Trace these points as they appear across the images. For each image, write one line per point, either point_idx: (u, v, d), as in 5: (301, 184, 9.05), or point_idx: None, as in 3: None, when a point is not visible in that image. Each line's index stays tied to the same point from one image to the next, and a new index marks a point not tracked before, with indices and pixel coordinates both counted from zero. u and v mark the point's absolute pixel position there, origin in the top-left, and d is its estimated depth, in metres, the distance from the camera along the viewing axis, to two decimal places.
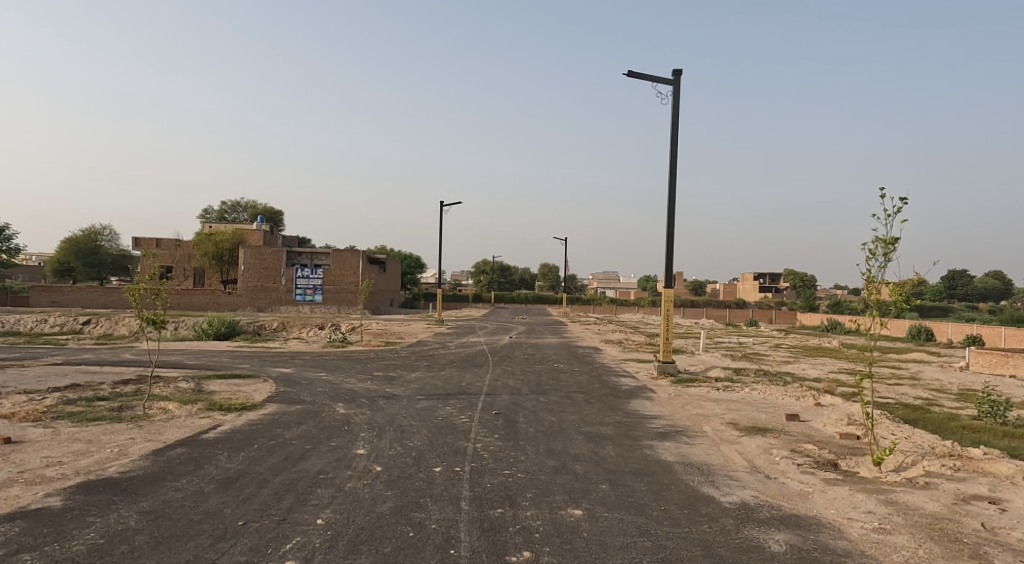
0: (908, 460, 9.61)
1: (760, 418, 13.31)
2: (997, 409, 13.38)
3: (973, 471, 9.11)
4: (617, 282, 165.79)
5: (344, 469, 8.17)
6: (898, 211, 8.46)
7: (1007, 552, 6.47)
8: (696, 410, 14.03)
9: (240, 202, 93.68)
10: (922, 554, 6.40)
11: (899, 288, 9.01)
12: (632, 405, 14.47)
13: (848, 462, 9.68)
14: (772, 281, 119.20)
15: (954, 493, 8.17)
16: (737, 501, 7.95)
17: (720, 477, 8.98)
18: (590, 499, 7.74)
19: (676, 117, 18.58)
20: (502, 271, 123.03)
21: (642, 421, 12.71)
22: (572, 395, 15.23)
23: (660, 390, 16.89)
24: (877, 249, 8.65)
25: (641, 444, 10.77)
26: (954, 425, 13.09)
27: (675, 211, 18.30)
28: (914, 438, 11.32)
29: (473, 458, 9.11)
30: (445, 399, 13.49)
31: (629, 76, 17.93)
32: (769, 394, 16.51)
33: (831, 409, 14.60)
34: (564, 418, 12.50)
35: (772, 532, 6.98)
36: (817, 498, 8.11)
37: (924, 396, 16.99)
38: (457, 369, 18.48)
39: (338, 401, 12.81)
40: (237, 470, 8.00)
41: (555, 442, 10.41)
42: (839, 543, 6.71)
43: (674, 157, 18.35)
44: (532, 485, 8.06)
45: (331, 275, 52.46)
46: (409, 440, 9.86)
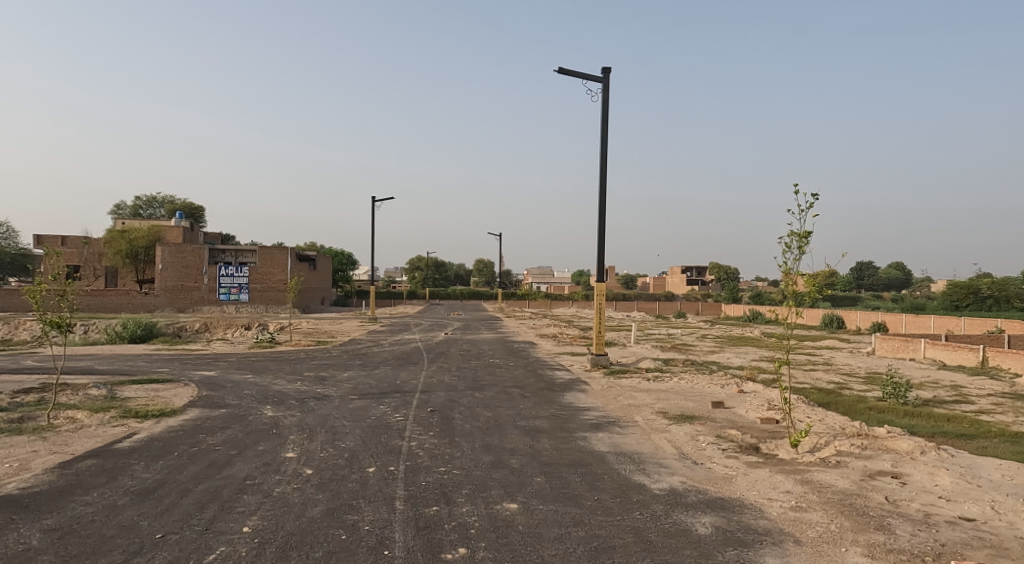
0: (821, 441, 10.21)
1: (687, 406, 13.81)
2: (898, 391, 14.37)
3: (878, 449, 9.76)
4: (550, 277, 167.54)
5: (272, 474, 7.96)
6: (810, 207, 8.97)
7: (907, 522, 6.96)
8: (628, 401, 14.40)
9: (155, 197, 89.63)
10: (834, 529, 6.83)
11: (813, 280, 9.51)
12: (567, 398, 14.70)
13: (768, 445, 10.19)
14: (699, 273, 123.06)
15: (861, 471, 8.74)
16: (666, 488, 8.25)
17: (651, 465, 9.28)
18: (526, 492, 7.85)
19: (606, 114, 18.95)
20: (436, 268, 122.11)
21: (576, 413, 12.95)
22: (508, 390, 15.35)
23: (593, 383, 17.21)
24: (792, 243, 9.16)
25: (575, 436, 10.97)
26: (862, 406, 13.97)
27: (605, 206, 18.70)
28: (827, 421, 12.03)
29: (408, 456, 9.07)
30: (379, 398, 13.33)
31: (559, 73, 18.25)
32: (696, 383, 17.15)
33: (752, 395, 15.32)
34: (500, 413, 12.61)
35: (698, 516, 7.27)
36: (740, 481, 8.49)
37: (836, 380, 18.06)
38: (391, 368, 18.28)
39: (265, 404, 12.42)
40: (155, 481, 7.66)
41: (491, 438, 10.47)
42: (761, 522, 7.07)
43: (603, 152, 18.76)
44: (468, 481, 8.11)
45: (257, 274, 51.15)
46: (341, 441, 9.70)
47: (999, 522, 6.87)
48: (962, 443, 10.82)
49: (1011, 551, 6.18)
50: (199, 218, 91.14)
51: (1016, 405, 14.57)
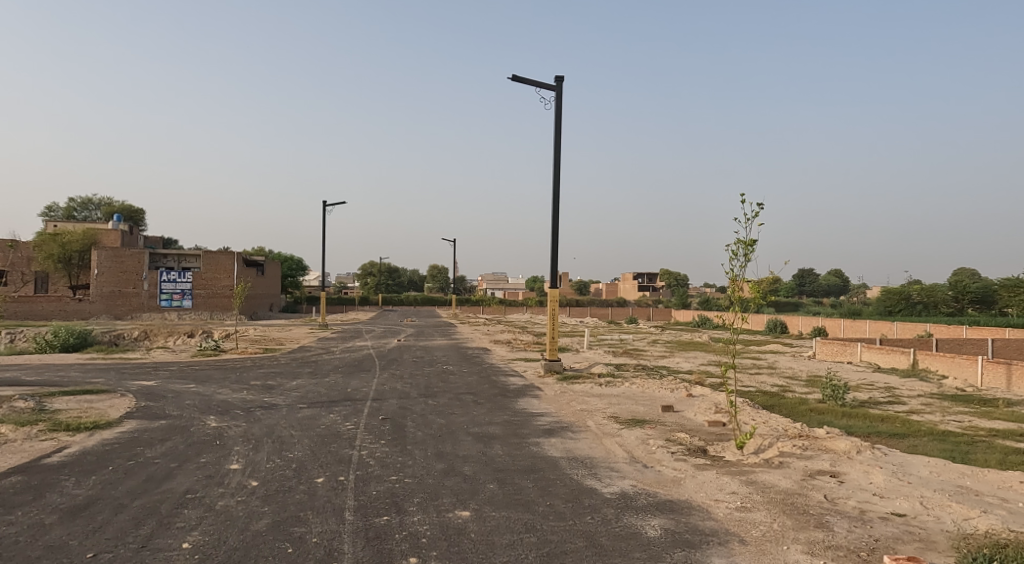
0: (765, 443, 10.52)
1: (638, 410, 14.03)
2: (837, 393, 14.93)
3: (818, 449, 10.12)
4: (504, 282, 167.86)
5: (215, 487, 7.73)
6: (755, 215, 9.25)
7: (845, 519, 7.23)
8: (580, 406, 14.55)
9: (91, 198, 86.12)
10: (776, 528, 7.04)
11: (758, 287, 9.78)
12: (520, 404, 14.74)
13: (716, 448, 10.45)
14: (650, 280, 125.18)
15: (802, 470, 9.05)
16: (616, 492, 8.35)
17: (602, 469, 9.39)
18: (478, 499, 7.83)
19: (559, 123, 19.16)
20: (388, 274, 120.81)
21: (529, 419, 12.99)
22: (461, 397, 15.29)
23: (546, 388, 17.31)
24: (738, 251, 9.41)
25: (528, 441, 11.01)
26: (804, 408, 14.45)
27: (557, 213, 18.87)
28: (771, 422, 12.40)
29: (359, 466, 8.93)
30: (329, 407, 13.09)
31: (513, 80, 18.37)
32: (646, 387, 17.43)
33: (700, 399, 15.68)
34: (453, 420, 12.56)
35: (648, 518, 7.39)
36: (689, 484, 8.67)
37: (780, 383, 18.64)
38: (341, 375, 17.96)
39: (209, 414, 12.04)
40: (87, 497, 7.34)
41: (444, 445, 10.43)
42: (707, 523, 7.23)
43: (556, 160, 18.95)
44: (420, 490, 8.05)
45: (201, 279, 49.82)
46: (289, 451, 9.49)
47: (928, 516, 7.22)
48: (895, 442, 11.33)
49: (939, 544, 6.49)
50: (138, 221, 87.96)
51: (945, 405, 15.33)
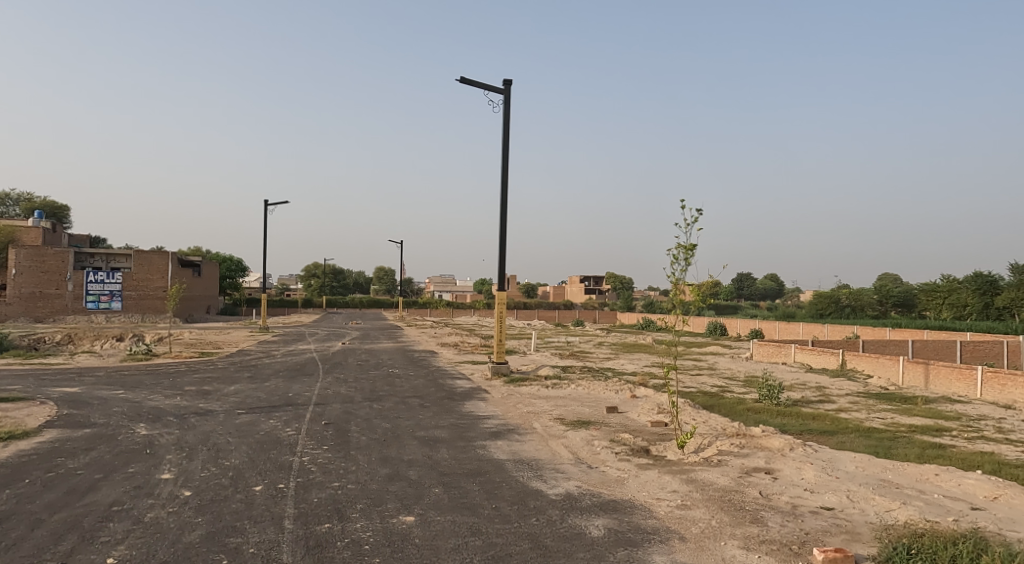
0: (705, 442, 10.81)
1: (583, 412, 14.20)
2: (772, 392, 15.49)
3: (754, 447, 10.46)
4: (451, 285, 166.88)
5: (144, 499, 7.41)
6: (695, 221, 9.52)
7: (778, 514, 7.50)
8: (527, 408, 14.61)
9: (10, 194, 81.33)
10: (714, 525, 7.23)
11: (698, 290, 10.07)
12: (466, 407, 14.70)
13: (658, 447, 10.66)
14: (597, 283, 126.96)
15: (739, 468, 9.34)
16: (561, 493, 8.42)
17: (548, 470, 9.45)
18: (423, 504, 7.76)
19: (506, 126, 19.23)
20: (333, 275, 118.62)
21: (476, 422, 12.97)
22: (406, 400, 15.13)
23: (493, 391, 17.30)
24: (678, 255, 9.67)
25: (474, 444, 11.00)
26: (741, 408, 14.92)
27: (504, 215, 18.93)
28: (710, 422, 12.75)
29: (299, 472, 8.72)
30: (269, 412, 12.74)
31: (461, 82, 18.35)
32: (592, 389, 17.65)
33: (644, 400, 15.98)
34: (398, 424, 12.41)
35: (592, 518, 7.48)
36: (632, 483, 8.83)
37: (719, 384, 19.18)
38: (282, 379, 17.51)
39: (138, 422, 11.53)
40: (1, 512, 6.91)
41: (388, 449, 10.29)
42: (649, 522, 7.37)
43: (503, 162, 19.02)
44: (363, 496, 7.91)
45: (132, 280, 47.77)
46: (225, 459, 9.19)
47: (854, 509, 7.56)
48: (825, 439, 11.81)
49: (863, 536, 6.80)
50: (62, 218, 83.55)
51: (871, 403, 16.09)
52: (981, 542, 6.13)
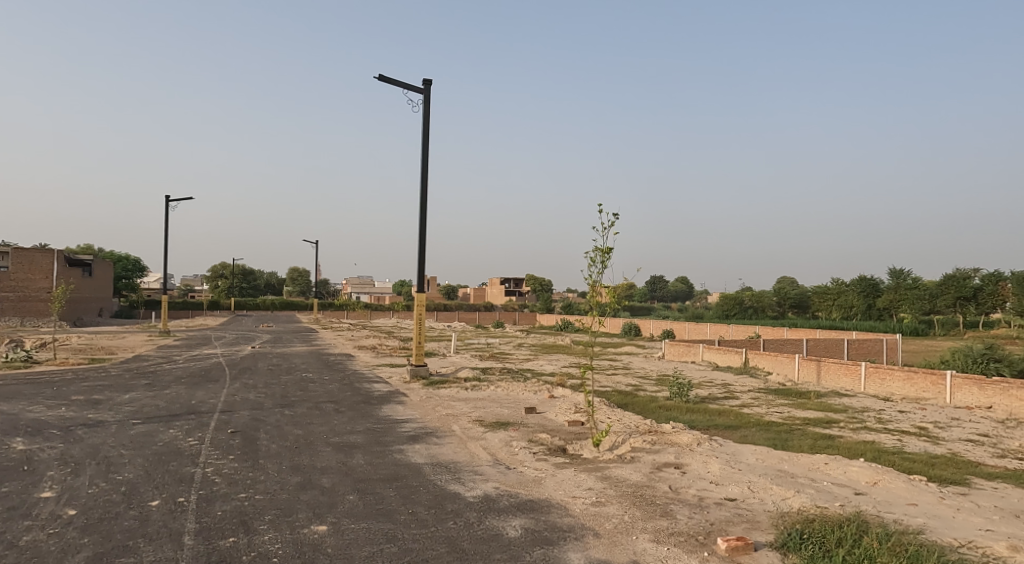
0: (619, 440, 11.06)
1: (502, 413, 14.23)
2: (682, 389, 16.10)
3: (665, 443, 10.81)
4: (368, 286, 163.90)
5: (20, 520, 6.78)
6: (612, 224, 9.74)
7: (687, 507, 7.76)
8: (446, 411, 14.48)
9: None
10: (627, 520, 7.40)
11: (614, 292, 10.30)
12: (383, 411, 14.41)
13: (574, 446, 10.83)
14: (517, 285, 128.15)
15: (651, 464, 9.62)
16: (479, 495, 8.38)
17: (466, 473, 9.40)
18: (336, 512, 7.52)
19: (425, 126, 19.02)
20: (243, 275, 113.65)
21: (393, 425, 12.73)
22: (320, 405, 14.65)
23: (411, 394, 17.06)
24: (596, 258, 9.87)
25: (391, 449, 10.77)
26: (654, 405, 15.42)
27: (423, 216, 18.71)
28: (625, 420, 13.09)
29: (202, 484, 8.25)
30: (169, 422, 11.99)
31: (379, 80, 18.01)
32: (511, 390, 17.72)
33: (561, 400, 16.21)
34: (311, 430, 12.00)
35: (509, 519, 7.49)
36: (548, 482, 8.90)
37: (634, 383, 19.75)
38: (184, 386, 16.55)
39: (18, 436, 10.56)
40: None
41: (300, 457, 9.91)
42: (565, 520, 7.45)
43: (422, 163, 18.81)
44: (272, 507, 7.57)
45: (12, 280, 43.86)
46: (118, 473, 8.56)
47: (754, 499, 7.94)
48: (729, 433, 12.37)
49: (763, 524, 7.15)
50: None
51: (770, 398, 17.03)
52: (865, 523, 6.60)
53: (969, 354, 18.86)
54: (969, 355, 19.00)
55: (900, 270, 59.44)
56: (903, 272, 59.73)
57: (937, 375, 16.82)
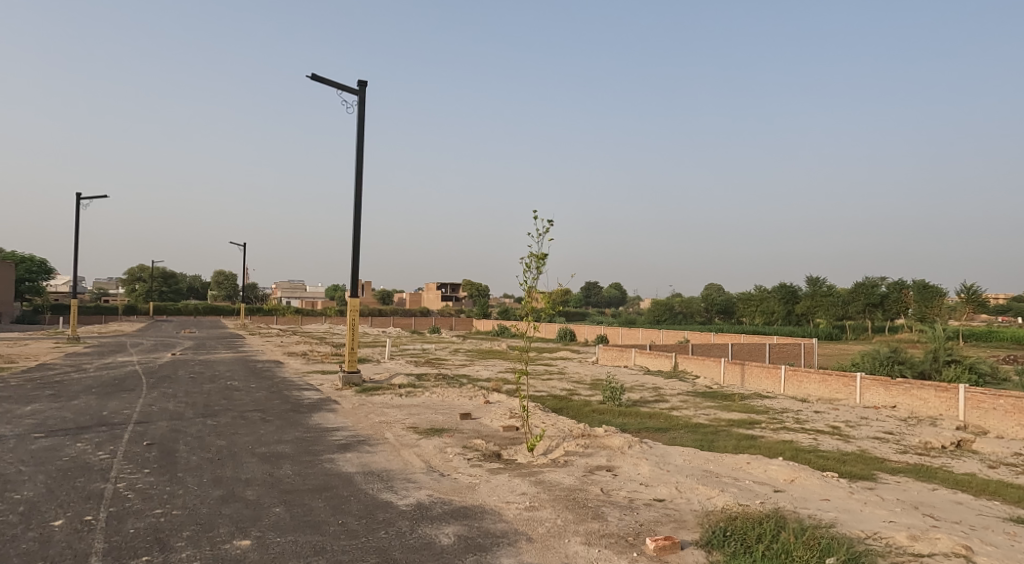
0: (553, 444, 11.13)
1: (437, 420, 14.10)
2: (615, 393, 16.40)
3: (597, 446, 10.96)
4: (300, 291, 159.45)
5: None
6: (546, 231, 9.81)
7: (618, 509, 7.88)
8: (379, 418, 14.22)
9: None
10: (560, 523, 7.45)
11: (549, 297, 10.35)
12: (314, 419, 14.01)
13: (509, 451, 10.84)
14: (454, 290, 127.73)
15: (584, 467, 9.73)
16: (412, 503, 8.25)
17: (398, 481, 9.24)
18: (261, 525, 7.24)
19: (360, 128, 18.69)
20: (164, 279, 108.48)
21: (323, 434, 12.39)
22: (246, 415, 14.11)
23: (343, 401, 16.67)
24: (531, 264, 9.91)
25: (321, 458, 10.48)
26: (587, 410, 15.63)
27: (357, 219, 18.36)
28: (559, 424, 13.19)
29: (113, 501, 7.78)
30: (77, 435, 11.25)
31: (312, 79, 17.58)
32: (445, 397, 17.58)
33: (496, 405, 16.20)
34: (236, 440, 11.53)
35: (442, 526, 7.40)
36: (482, 488, 8.87)
37: (568, 387, 19.97)
38: (96, 397, 15.58)
39: None
40: None
41: (223, 469, 9.50)
42: (498, 526, 7.43)
43: (356, 165, 18.47)
44: (191, 522, 7.21)
45: None
46: (16, 492, 7.96)
47: (682, 499, 8.15)
48: (659, 435, 12.66)
49: (689, 523, 7.34)
50: None
51: (698, 401, 17.58)
52: (783, 519, 6.88)
53: (877, 356, 20.05)
54: (876, 358, 20.19)
55: (817, 278, 62.66)
56: (820, 280, 62.97)
57: (848, 377, 17.77)
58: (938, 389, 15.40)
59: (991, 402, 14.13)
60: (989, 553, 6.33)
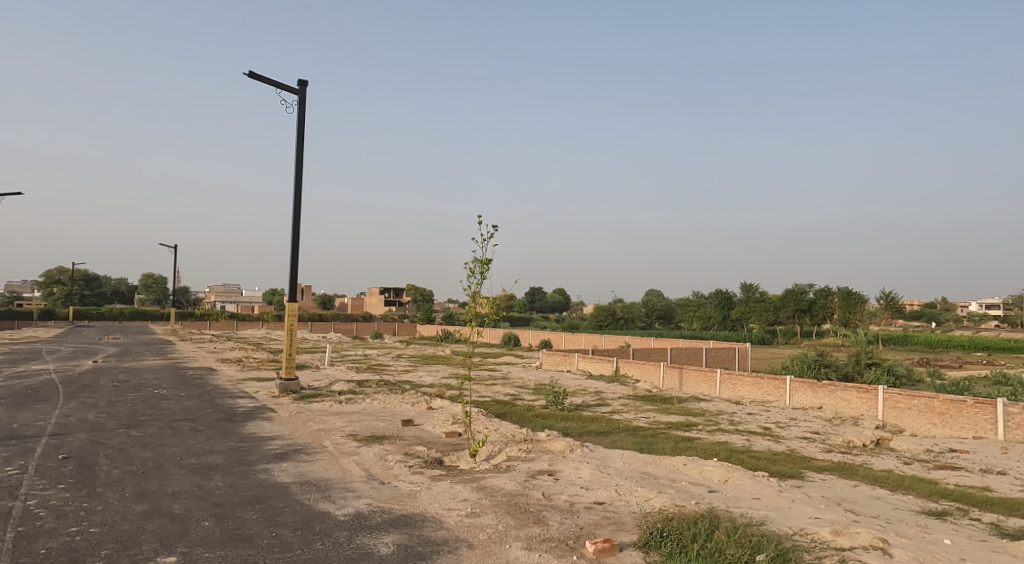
0: (495, 450, 11.10)
1: (378, 427, 13.85)
2: (558, 398, 16.50)
3: (539, 451, 11.00)
4: (236, 295, 154.13)
5: None
6: (490, 236, 9.78)
7: (559, 512, 7.92)
8: (317, 426, 13.87)
9: None
10: (501, 530, 7.41)
11: (493, 303, 10.30)
12: (248, 428, 13.54)
13: (451, 458, 10.74)
14: (397, 295, 126.11)
15: (526, 472, 9.73)
16: (351, 512, 8.07)
17: (336, 490, 9.02)
18: (188, 541, 6.93)
19: (300, 128, 18.23)
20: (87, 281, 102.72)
21: (258, 444, 11.99)
22: (175, 425, 13.50)
23: (280, 409, 16.18)
24: (474, 269, 9.86)
25: (255, 469, 10.13)
26: (530, 414, 15.67)
27: (296, 221, 17.90)
28: (502, 429, 13.16)
29: (23, 520, 7.29)
30: None
31: (250, 77, 17.06)
32: (387, 403, 17.30)
33: (439, 411, 16.06)
34: (162, 452, 11.00)
35: (382, 536, 7.26)
36: (423, 496, 8.76)
37: (511, 392, 19.99)
38: (8, 408, 14.60)
39: None
40: None
41: (147, 482, 9.04)
42: (439, 533, 7.35)
43: (296, 166, 18.01)
44: (110, 540, 6.83)
45: None
46: None
47: (621, 501, 8.26)
48: (600, 439, 12.81)
49: (627, 525, 7.44)
50: None
51: (638, 404, 17.90)
52: (717, 518, 7.05)
53: (805, 360, 20.90)
54: (804, 361, 21.03)
55: (751, 285, 64.94)
56: (753, 287, 65.31)
57: (778, 379, 18.45)
58: (860, 390, 16.16)
59: (907, 402, 14.98)
60: (904, 545, 6.66)
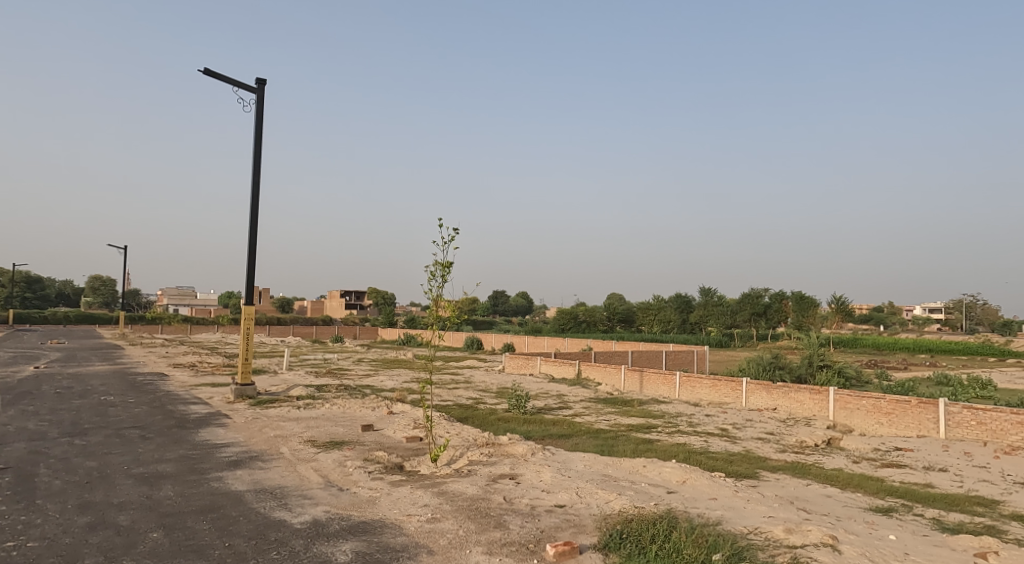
0: (456, 454, 11.02)
1: (337, 432, 13.62)
2: (520, 401, 16.48)
3: (500, 455, 10.95)
4: (190, 298, 149.87)
5: None
6: (451, 239, 9.74)
7: (520, 516, 7.89)
8: (274, 432, 13.57)
9: None
10: (461, 535, 7.34)
11: (454, 306, 10.26)
12: (201, 435, 13.15)
13: (411, 463, 10.62)
14: (359, 298, 124.44)
15: (487, 476, 9.68)
16: (308, 520, 7.89)
17: (293, 498, 8.81)
18: (135, 553, 6.67)
19: (258, 127, 17.87)
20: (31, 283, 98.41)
21: (212, 451, 11.65)
22: (123, 433, 13.03)
23: (235, 415, 15.78)
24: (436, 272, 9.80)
25: (208, 477, 9.83)
26: (492, 418, 15.61)
27: (254, 223, 17.53)
28: (463, 433, 13.09)
29: None
30: None
31: (206, 74, 16.66)
32: (347, 408, 17.03)
33: (400, 416, 15.87)
34: (109, 461, 10.60)
35: (339, 544, 7.12)
36: (382, 502, 8.62)
37: (473, 396, 19.89)
38: None
39: None
40: None
41: (92, 494, 8.69)
42: (399, 540, 7.24)
43: (253, 167, 17.64)
44: (50, 554, 6.52)
45: None
46: None
47: (581, 504, 8.27)
48: (561, 442, 12.84)
49: (588, 527, 7.46)
50: None
51: (599, 407, 18.02)
52: (676, 519, 7.13)
53: (761, 362, 21.34)
54: (760, 364, 21.47)
55: (709, 289, 66.16)
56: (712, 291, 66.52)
57: (735, 381, 18.80)
58: (812, 391, 16.57)
59: (856, 403, 15.42)
60: (852, 541, 6.83)
